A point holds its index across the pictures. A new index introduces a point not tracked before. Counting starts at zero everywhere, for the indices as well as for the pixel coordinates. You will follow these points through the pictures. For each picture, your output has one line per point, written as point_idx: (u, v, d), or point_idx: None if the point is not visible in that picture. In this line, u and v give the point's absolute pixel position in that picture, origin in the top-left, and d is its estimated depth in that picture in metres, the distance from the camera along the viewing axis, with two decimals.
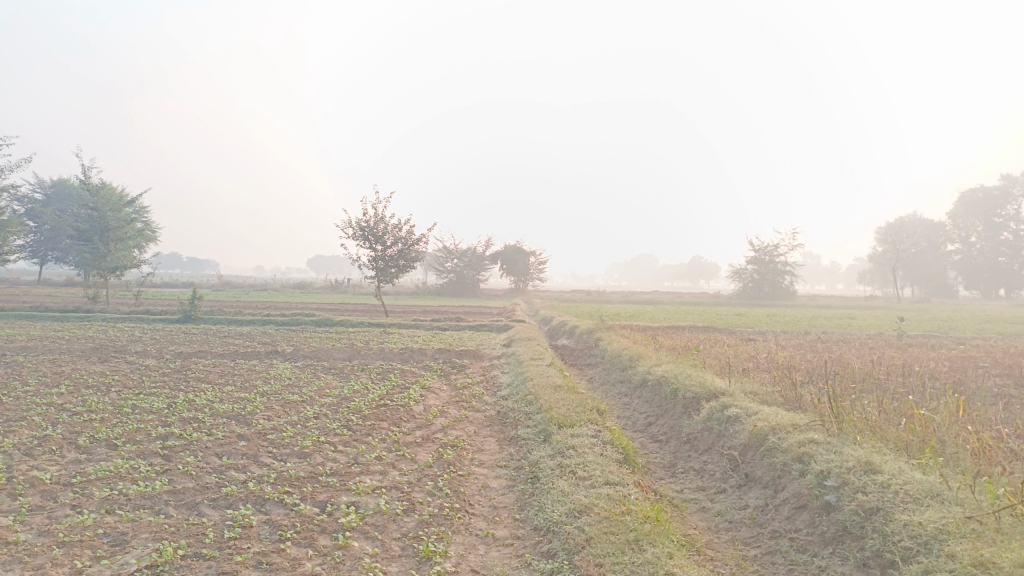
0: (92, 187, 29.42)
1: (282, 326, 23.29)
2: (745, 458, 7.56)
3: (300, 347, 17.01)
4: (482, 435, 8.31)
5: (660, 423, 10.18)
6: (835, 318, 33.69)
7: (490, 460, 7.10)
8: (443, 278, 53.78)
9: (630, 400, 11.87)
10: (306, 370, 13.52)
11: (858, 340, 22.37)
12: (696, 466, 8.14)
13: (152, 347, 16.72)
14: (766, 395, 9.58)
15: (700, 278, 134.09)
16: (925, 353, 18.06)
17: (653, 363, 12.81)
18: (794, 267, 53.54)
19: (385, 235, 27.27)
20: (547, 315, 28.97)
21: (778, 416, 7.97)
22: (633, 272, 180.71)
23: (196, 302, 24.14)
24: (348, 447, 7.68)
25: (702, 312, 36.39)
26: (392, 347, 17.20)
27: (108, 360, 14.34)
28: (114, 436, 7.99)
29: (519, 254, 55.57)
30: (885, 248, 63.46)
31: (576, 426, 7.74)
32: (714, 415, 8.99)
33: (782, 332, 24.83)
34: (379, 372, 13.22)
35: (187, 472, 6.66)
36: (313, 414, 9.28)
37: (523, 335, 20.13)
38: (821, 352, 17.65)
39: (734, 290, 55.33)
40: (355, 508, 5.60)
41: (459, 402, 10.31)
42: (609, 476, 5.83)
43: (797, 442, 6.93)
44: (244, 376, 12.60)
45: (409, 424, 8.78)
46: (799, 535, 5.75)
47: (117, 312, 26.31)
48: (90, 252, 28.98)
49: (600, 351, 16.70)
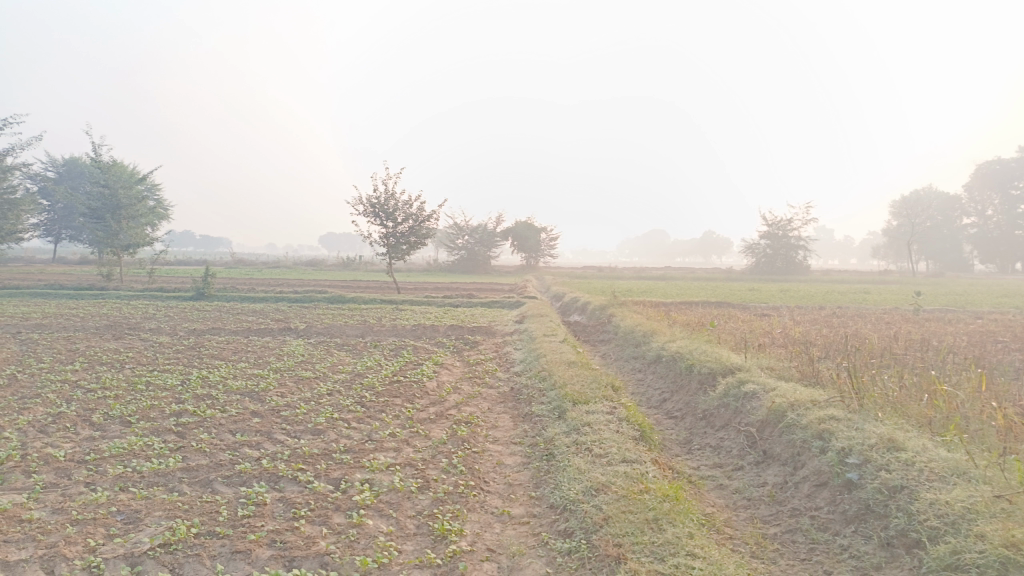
0: (103, 165, 29.40)
1: (294, 303, 23.29)
2: (764, 435, 7.45)
3: (312, 324, 17.00)
4: (496, 411, 8.24)
5: (675, 399, 10.08)
6: (849, 293, 33.39)
7: (504, 437, 7.03)
8: (454, 254, 53.71)
9: (644, 376, 11.77)
10: (319, 346, 13.50)
11: (874, 314, 22.14)
12: (713, 443, 8.05)
13: (166, 324, 16.76)
14: (784, 371, 9.45)
15: (712, 253, 133.37)
16: (942, 327, 17.84)
17: (668, 339, 12.69)
18: (808, 242, 53.02)
19: (396, 212, 27.14)
20: (559, 291, 28.85)
21: (797, 392, 7.85)
22: (644, 248, 179.95)
23: (209, 280, 24.18)
24: (362, 424, 7.63)
25: (715, 288, 36.16)
26: (404, 323, 17.15)
27: (123, 337, 14.38)
28: (128, 413, 7.98)
29: (530, 230, 55.33)
30: (900, 222, 62.75)
31: (590, 402, 7.64)
32: (730, 391, 8.88)
33: (796, 307, 24.65)
34: (391, 348, 13.18)
35: (200, 449, 6.63)
36: (326, 391, 9.24)
37: (535, 311, 20.04)
38: (837, 327, 17.47)
39: (746, 265, 54.95)
40: (370, 485, 5.54)
41: (472, 378, 10.24)
42: (626, 454, 5.73)
43: (817, 419, 6.80)
44: (257, 352, 12.58)
45: (422, 401, 8.72)
46: (820, 513, 5.66)
47: (130, 290, 26.43)
48: (102, 230, 29.03)
49: (613, 327, 16.60)
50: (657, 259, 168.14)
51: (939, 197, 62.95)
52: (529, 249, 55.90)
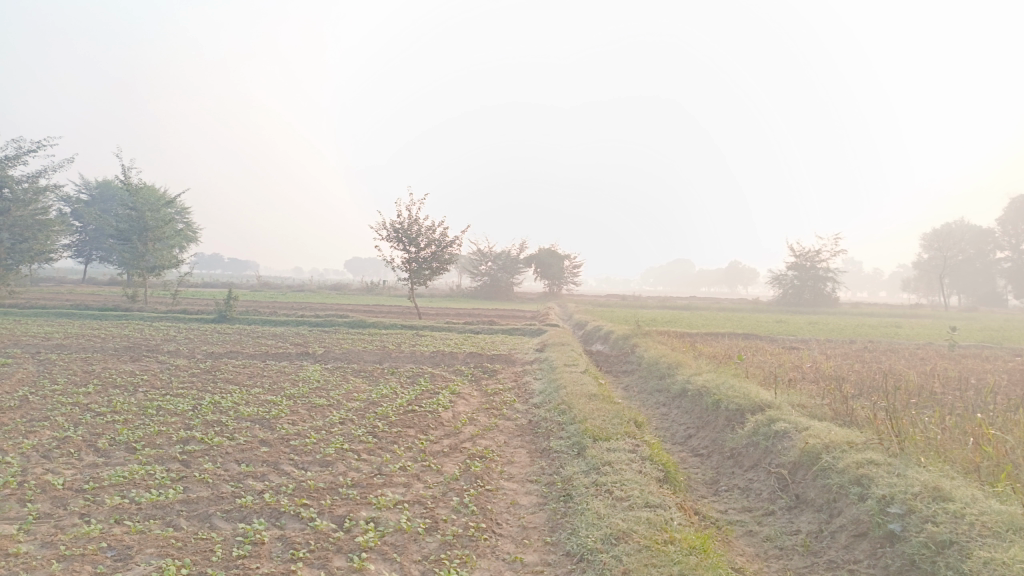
0: (132, 187, 29.78)
1: (314, 327, 23.18)
2: (796, 478, 7.02)
3: (330, 348, 16.79)
4: (512, 445, 7.90)
5: (700, 436, 9.67)
6: (880, 326, 32.53)
7: (520, 474, 6.69)
8: (477, 280, 53.57)
9: (669, 410, 11.34)
10: (336, 372, 13.27)
11: (907, 349, 21.46)
12: (741, 484, 7.62)
13: (185, 347, 16.68)
14: (816, 409, 8.99)
15: (738, 284, 131.93)
16: (980, 365, 17.13)
17: (693, 371, 12.26)
18: (836, 273, 52.05)
19: (419, 237, 27.05)
20: (581, 320, 28.40)
21: (831, 432, 7.41)
22: (669, 277, 178.86)
23: (231, 303, 24.19)
24: (373, 455, 7.33)
25: (740, 319, 35.44)
26: (423, 350, 16.91)
27: (140, 359, 14.28)
28: (134, 439, 7.77)
29: (553, 257, 55.06)
30: (931, 255, 61.54)
31: (611, 439, 7.26)
32: (759, 429, 8.44)
33: (826, 340, 23.97)
34: (409, 375, 12.91)
35: (202, 479, 6.37)
36: (339, 419, 8.97)
37: (557, 339, 19.69)
38: (870, 362, 16.86)
39: (773, 296, 54.09)
40: (375, 524, 5.22)
41: (490, 409, 9.91)
42: (649, 498, 5.36)
43: (855, 463, 6.35)
44: (272, 377, 12.38)
45: (437, 432, 8.41)
46: (859, 567, 5.22)
47: (154, 311, 26.54)
48: (129, 252, 29.34)
49: (636, 358, 16.19)
50: (682, 288, 166.75)
51: (971, 230, 61.70)
52: (552, 277, 55.59)
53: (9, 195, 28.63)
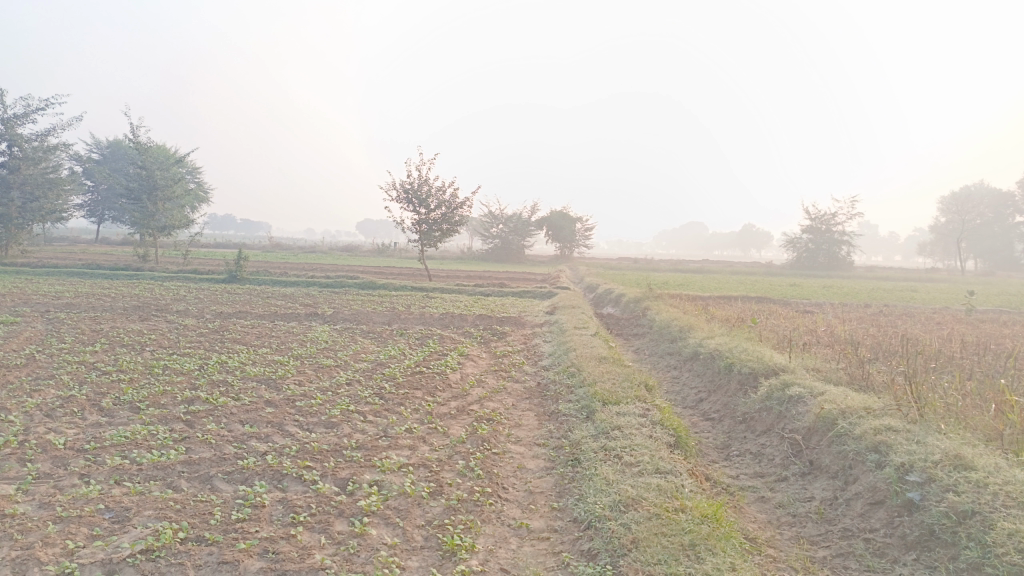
0: (140, 146, 29.58)
1: (325, 288, 23.12)
2: (811, 444, 6.85)
3: (340, 309, 16.70)
4: (520, 408, 7.76)
5: (712, 400, 9.52)
6: (896, 291, 32.12)
7: (528, 438, 6.54)
8: (489, 243, 53.30)
9: (680, 373, 11.18)
10: (345, 332, 13.18)
11: (923, 314, 21.17)
12: (753, 449, 7.48)
13: (194, 306, 16.65)
14: (832, 374, 8.80)
15: (751, 247, 130.87)
16: (999, 330, 16.83)
17: (705, 335, 12.07)
18: (852, 237, 51.34)
19: (429, 198, 26.76)
20: (593, 282, 28.16)
21: (848, 397, 7.21)
22: (682, 241, 177.71)
23: (241, 263, 24.12)
24: (379, 417, 7.21)
25: (753, 282, 35.06)
26: (433, 311, 16.80)
27: (149, 318, 14.25)
28: (138, 399, 7.69)
29: (565, 220, 54.59)
30: (949, 219, 60.54)
31: (621, 403, 7.10)
32: (773, 394, 8.26)
33: (840, 304, 23.68)
34: (418, 337, 12.79)
35: (205, 440, 6.28)
36: (345, 380, 8.86)
37: (568, 302, 19.52)
38: (885, 327, 16.59)
39: (787, 260, 53.54)
40: (378, 488, 5.10)
41: (498, 371, 9.78)
42: (660, 463, 5.20)
43: (872, 429, 6.16)
44: (280, 338, 12.30)
45: (444, 394, 8.30)
46: (876, 536, 5.06)
47: (164, 271, 26.54)
48: (139, 211, 29.25)
49: (647, 321, 16.00)
50: (695, 251, 165.64)
51: (991, 193, 60.49)
52: (564, 239, 55.18)
53: (18, 153, 28.55)
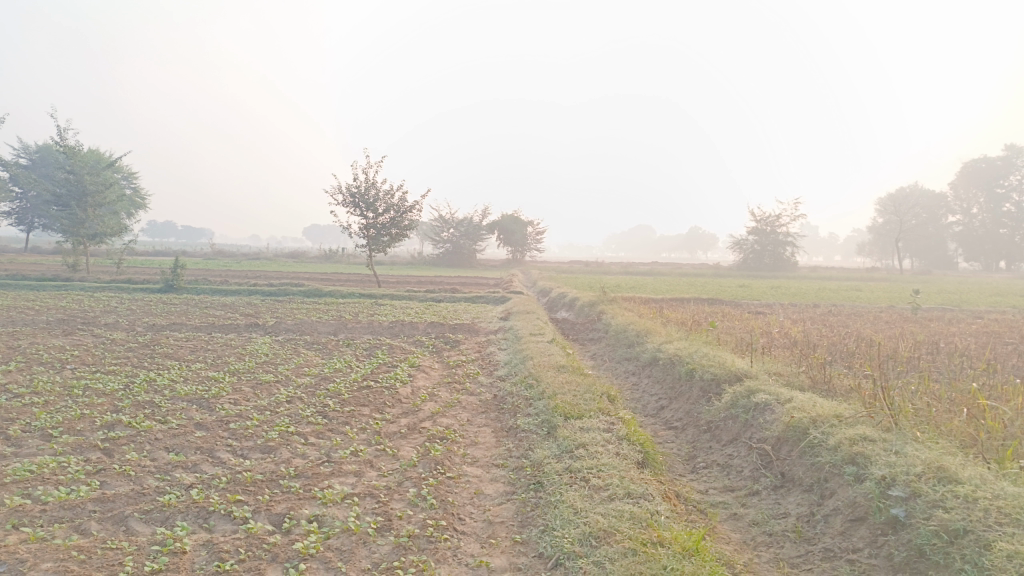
0: (69, 149, 28.02)
1: (268, 296, 22.20)
2: (781, 454, 6.53)
3: (283, 319, 15.90)
4: (476, 424, 7.27)
5: (673, 407, 9.19)
6: (841, 290, 32.60)
7: (485, 458, 6.05)
8: (439, 248, 52.59)
9: (639, 380, 10.83)
10: (287, 344, 12.46)
11: (870, 313, 21.43)
12: (721, 461, 7.14)
13: (125, 319, 15.64)
14: (794, 378, 8.55)
15: (698, 249, 133.07)
16: (946, 328, 17.04)
17: (663, 339, 11.75)
18: (796, 238, 52.28)
19: (377, 202, 26.03)
20: (546, 286, 27.83)
21: (818, 405, 6.91)
22: (630, 244, 179.98)
23: (178, 272, 22.98)
24: (321, 440, 6.62)
25: (703, 284, 35.21)
26: (382, 319, 16.17)
27: (73, 332, 13.25)
28: (51, 425, 6.90)
29: (515, 223, 54.24)
30: (886, 220, 62.47)
31: (584, 417, 6.66)
32: (738, 401, 7.94)
33: (790, 304, 23.89)
34: (365, 347, 12.17)
35: (122, 472, 5.59)
36: (286, 398, 8.21)
37: (522, 307, 19.10)
38: (837, 327, 16.61)
39: (734, 261, 54.32)
40: (319, 525, 4.55)
41: (451, 384, 9.25)
42: (631, 487, 4.77)
43: (847, 439, 5.85)
44: (216, 351, 11.51)
45: (394, 410, 7.74)
46: (860, 557, 4.73)
47: (95, 281, 25.15)
48: (68, 218, 27.69)
49: (603, 325, 15.68)
50: (644, 254, 167.86)
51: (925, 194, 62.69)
52: (515, 244, 54.85)
53: None
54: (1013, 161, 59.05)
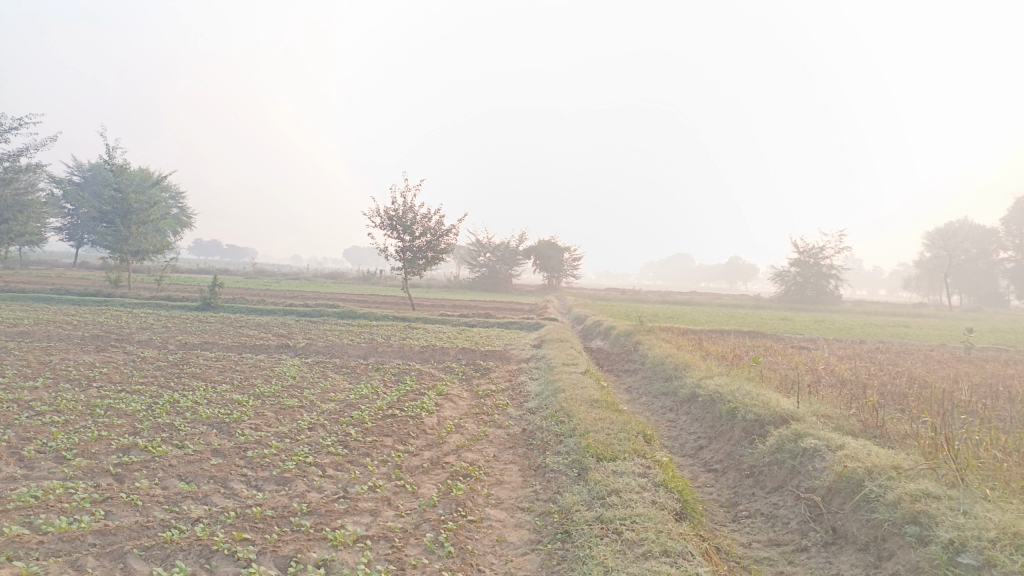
0: (116, 168, 28.62)
1: (303, 317, 22.19)
2: (832, 507, 6.01)
3: (314, 341, 15.76)
4: (502, 460, 6.89)
5: (713, 448, 8.68)
6: (889, 326, 31.52)
7: (510, 500, 5.66)
8: (475, 272, 52.53)
9: (677, 417, 10.32)
10: (316, 367, 12.25)
11: (921, 351, 20.55)
12: (764, 510, 6.63)
13: (159, 336, 15.66)
14: (844, 422, 8.00)
15: (737, 279, 131.20)
16: (1003, 370, 16.16)
17: (703, 374, 11.23)
18: (840, 271, 50.97)
19: (414, 225, 25.99)
20: (581, 314, 27.42)
21: (874, 454, 6.37)
22: (668, 273, 178.52)
23: (215, 290, 23.15)
24: (340, 472, 6.30)
25: (743, 315, 34.46)
26: (413, 344, 15.92)
27: (106, 349, 13.23)
28: (66, 447, 6.71)
29: (552, 249, 53.97)
30: (934, 254, 60.72)
31: (618, 459, 6.23)
32: (784, 446, 7.41)
33: (835, 339, 23.09)
34: (394, 373, 11.87)
35: (129, 502, 5.33)
36: (308, 424, 7.93)
37: (556, 335, 18.72)
38: (886, 365, 15.87)
39: (775, 293, 53.16)
40: (326, 572, 4.20)
41: (480, 415, 8.89)
42: (668, 544, 4.34)
43: (908, 494, 5.31)
44: (244, 373, 11.33)
45: (418, 442, 7.40)
46: None
47: (136, 298, 25.49)
48: (112, 234, 28.25)
49: (639, 356, 15.20)
50: (682, 283, 166.12)
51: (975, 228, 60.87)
52: (552, 269, 54.53)
53: None
54: None
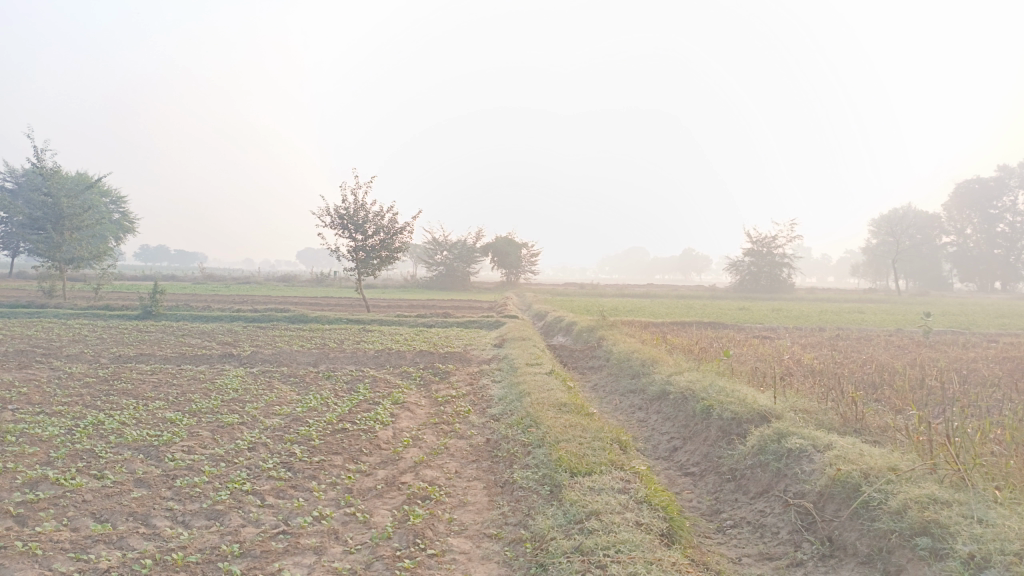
0: (45, 172, 26.94)
1: (251, 323, 21.14)
2: (826, 515, 5.50)
3: (260, 348, 14.82)
4: (465, 477, 6.24)
5: (688, 450, 8.17)
6: (844, 312, 31.79)
7: (475, 526, 5.02)
8: (432, 270, 51.59)
9: (647, 417, 9.79)
10: (261, 378, 11.37)
11: (880, 337, 20.56)
12: (750, 518, 6.13)
13: (91, 349, 14.55)
14: (824, 417, 7.55)
15: (693, 270, 132.58)
16: (964, 353, 16.11)
17: (672, 370, 10.71)
18: (793, 259, 51.56)
19: (366, 223, 25.08)
20: (541, 309, 26.88)
21: (868, 454, 5.89)
22: (625, 267, 179.89)
23: (157, 297, 21.92)
24: (281, 501, 5.56)
25: (702, 306, 34.44)
26: (368, 348, 15.16)
27: (29, 366, 12.13)
28: None
29: (510, 245, 53.32)
30: (881, 240, 61.96)
31: (593, 472, 5.64)
32: (767, 446, 6.91)
33: (795, 327, 23.01)
34: (347, 381, 11.07)
35: (26, 551, 4.49)
36: (248, 444, 7.15)
37: (516, 333, 18.10)
38: (850, 353, 15.66)
39: (731, 283, 53.45)
40: None
41: (438, 424, 8.20)
42: None
43: (914, 501, 4.82)
44: (181, 387, 10.40)
45: (371, 459, 6.71)
46: None
47: (72, 308, 24.04)
48: (44, 242, 26.65)
49: (603, 352, 14.70)
50: (638, 276, 167.48)
51: (919, 215, 62.37)
52: (509, 266, 53.89)
53: None
54: (1006, 182, 59.17)
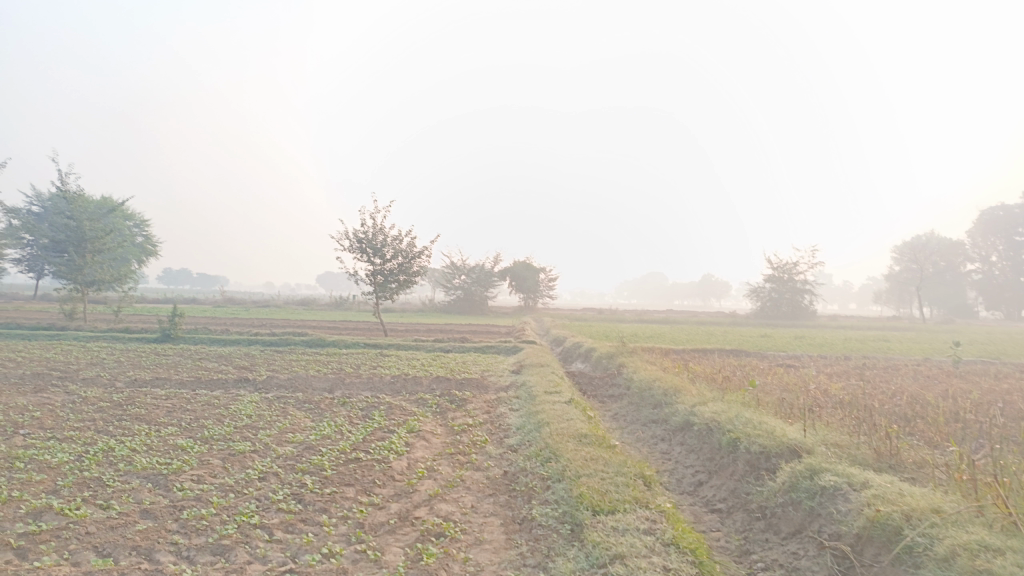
0: (69, 195, 27.23)
1: (269, 347, 21.04)
2: (865, 559, 5.17)
3: (277, 373, 14.67)
4: (481, 512, 5.98)
5: (714, 485, 7.83)
6: (868, 341, 31.20)
7: (491, 567, 4.76)
8: (450, 295, 51.48)
9: (670, 449, 9.47)
10: (275, 403, 11.18)
11: (907, 367, 20.01)
12: (783, 561, 5.80)
13: (107, 372, 14.48)
14: (858, 451, 7.20)
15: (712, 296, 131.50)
16: (996, 384, 15.61)
17: (696, 400, 10.39)
18: (815, 286, 50.86)
19: (384, 247, 25.02)
20: (560, 335, 26.58)
21: (908, 494, 5.56)
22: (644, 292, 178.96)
23: (176, 320, 21.93)
24: (290, 536, 5.33)
25: (722, 333, 33.97)
26: (385, 373, 14.96)
27: (45, 389, 12.05)
28: None
29: (528, 270, 53.20)
30: (904, 267, 61.07)
31: (617, 510, 5.37)
32: (798, 483, 6.57)
33: (819, 356, 22.53)
34: (362, 407, 10.86)
35: None
36: (259, 474, 6.94)
37: (535, 359, 17.81)
38: (878, 383, 15.19)
39: (752, 309, 52.80)
40: None
41: (454, 455, 7.96)
42: None
43: (962, 547, 4.50)
44: (195, 412, 10.24)
45: (385, 491, 6.48)
46: None
47: (92, 330, 24.13)
48: (66, 264, 26.85)
49: (623, 380, 14.38)
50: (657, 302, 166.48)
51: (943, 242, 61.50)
52: (527, 291, 53.66)
53: None
54: None
